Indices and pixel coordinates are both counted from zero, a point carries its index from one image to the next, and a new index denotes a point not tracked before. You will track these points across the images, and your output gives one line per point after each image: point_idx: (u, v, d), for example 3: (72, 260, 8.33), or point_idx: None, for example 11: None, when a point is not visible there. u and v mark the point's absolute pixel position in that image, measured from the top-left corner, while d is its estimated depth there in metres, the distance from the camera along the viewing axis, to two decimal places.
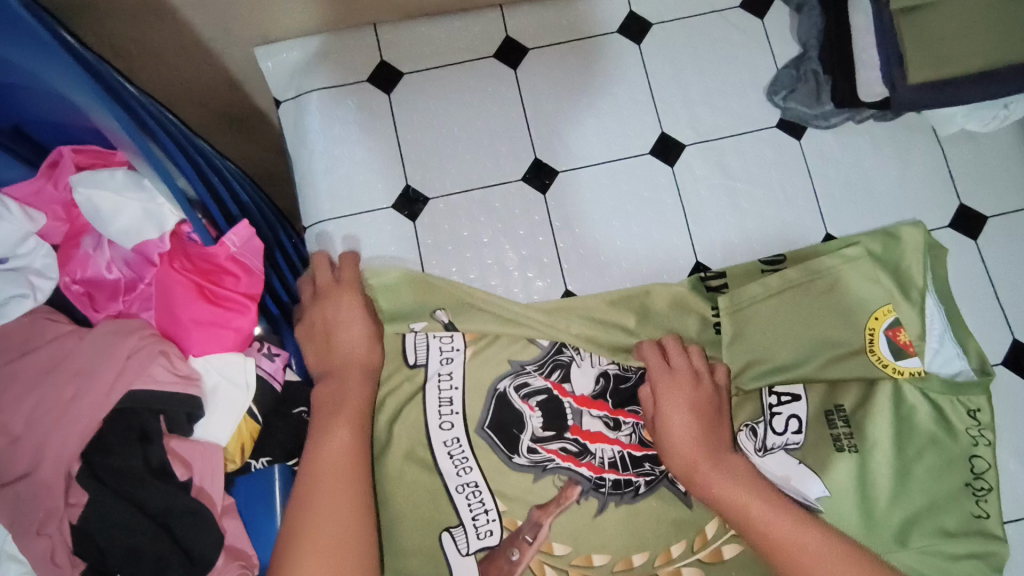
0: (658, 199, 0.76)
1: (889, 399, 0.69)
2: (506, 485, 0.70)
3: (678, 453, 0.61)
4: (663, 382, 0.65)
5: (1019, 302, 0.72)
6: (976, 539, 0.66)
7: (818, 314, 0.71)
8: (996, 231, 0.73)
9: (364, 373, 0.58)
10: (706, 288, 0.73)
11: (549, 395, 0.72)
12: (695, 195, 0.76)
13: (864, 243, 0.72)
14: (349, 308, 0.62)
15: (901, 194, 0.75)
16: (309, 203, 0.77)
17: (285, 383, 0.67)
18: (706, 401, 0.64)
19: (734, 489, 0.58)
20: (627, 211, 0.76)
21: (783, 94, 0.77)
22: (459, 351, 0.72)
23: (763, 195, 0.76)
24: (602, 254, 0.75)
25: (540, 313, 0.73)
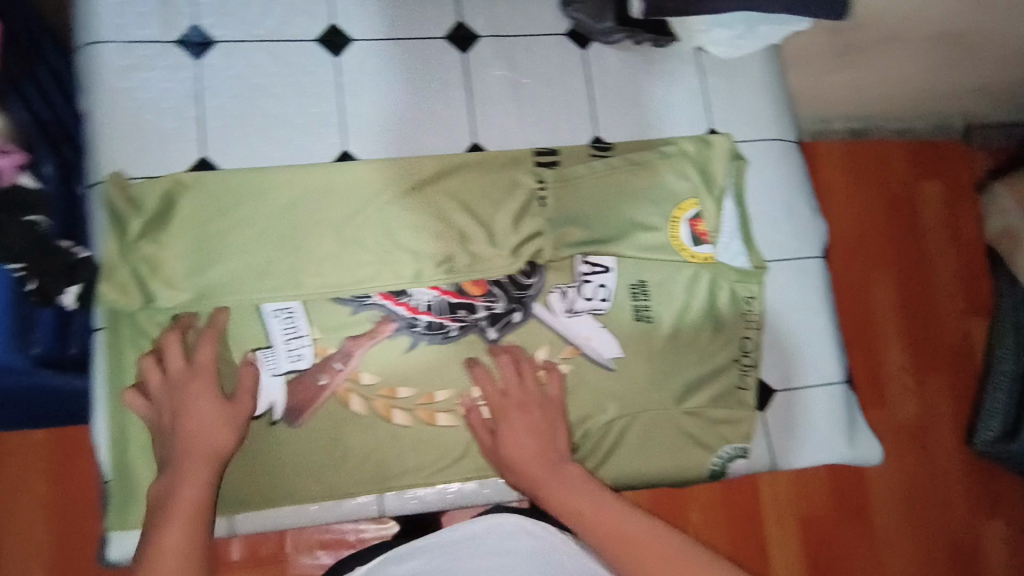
0: (446, 81, 0.78)
1: (686, 279, 0.80)
2: (322, 315, 0.72)
3: (526, 473, 0.69)
4: (506, 403, 0.71)
5: (783, 217, 0.83)
6: (734, 407, 0.77)
7: (636, 198, 0.79)
8: (771, 156, 0.85)
9: (216, 446, 0.63)
10: (537, 163, 0.78)
11: (382, 235, 0.73)
12: (480, 81, 0.79)
13: (680, 144, 0.81)
14: (205, 406, 0.64)
15: (666, 114, 0.84)
16: (85, 23, 0.72)
17: (16, 184, 0.63)
18: (542, 422, 0.71)
19: (579, 497, 0.66)
20: (462, 84, 0.79)
21: (574, 6, 0.81)
22: (319, 174, 0.73)
23: (547, 95, 0.81)
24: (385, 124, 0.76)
25: (385, 169, 0.74)
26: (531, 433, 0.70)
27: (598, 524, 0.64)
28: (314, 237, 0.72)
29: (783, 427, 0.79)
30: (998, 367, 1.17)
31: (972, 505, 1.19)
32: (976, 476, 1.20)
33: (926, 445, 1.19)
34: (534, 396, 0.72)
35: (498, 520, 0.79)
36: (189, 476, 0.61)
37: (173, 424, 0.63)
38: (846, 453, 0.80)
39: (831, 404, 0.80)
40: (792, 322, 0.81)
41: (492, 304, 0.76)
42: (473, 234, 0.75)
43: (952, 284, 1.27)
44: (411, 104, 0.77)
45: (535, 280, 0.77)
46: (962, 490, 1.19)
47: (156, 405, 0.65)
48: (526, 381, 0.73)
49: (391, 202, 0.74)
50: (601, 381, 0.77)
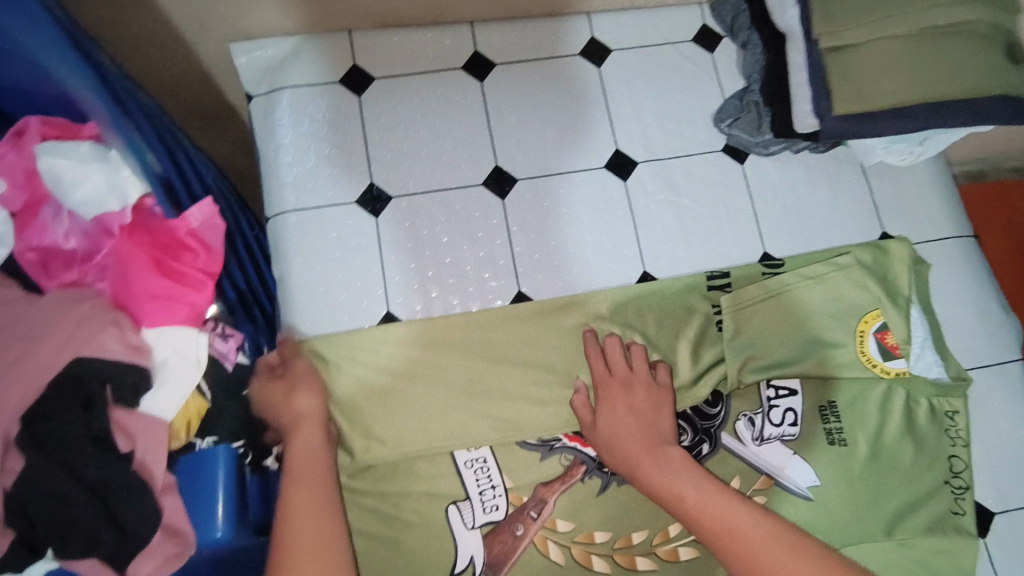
0: (610, 211, 0.80)
1: (879, 396, 0.75)
2: (510, 460, 0.73)
3: (618, 452, 0.66)
4: (602, 383, 0.70)
5: (976, 319, 0.78)
6: (952, 535, 0.71)
7: (816, 314, 0.76)
8: (954, 255, 0.80)
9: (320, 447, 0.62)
10: (709, 287, 0.77)
11: (567, 374, 0.73)
12: (644, 208, 0.80)
13: (856, 253, 0.78)
14: (310, 411, 0.65)
15: (834, 218, 0.81)
16: (273, 194, 0.78)
17: (236, 364, 0.68)
18: (644, 402, 0.68)
19: (679, 482, 0.63)
20: (625, 211, 0.80)
21: (728, 122, 0.82)
22: (499, 319, 0.74)
23: (709, 214, 0.80)
24: (555, 259, 0.78)
25: (561, 305, 0.75)
26: (626, 407, 0.68)
27: (680, 492, 0.62)
28: (501, 381, 0.73)
29: (1007, 553, 0.72)
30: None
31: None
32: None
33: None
34: (636, 376, 0.70)
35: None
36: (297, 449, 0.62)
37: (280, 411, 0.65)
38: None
39: None
40: (1001, 434, 0.75)
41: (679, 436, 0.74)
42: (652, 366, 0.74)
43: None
44: (578, 239, 0.79)
45: (720, 409, 0.75)
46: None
47: (269, 402, 0.66)
48: (633, 365, 0.71)
49: (570, 338, 0.74)
50: (804, 513, 0.72)
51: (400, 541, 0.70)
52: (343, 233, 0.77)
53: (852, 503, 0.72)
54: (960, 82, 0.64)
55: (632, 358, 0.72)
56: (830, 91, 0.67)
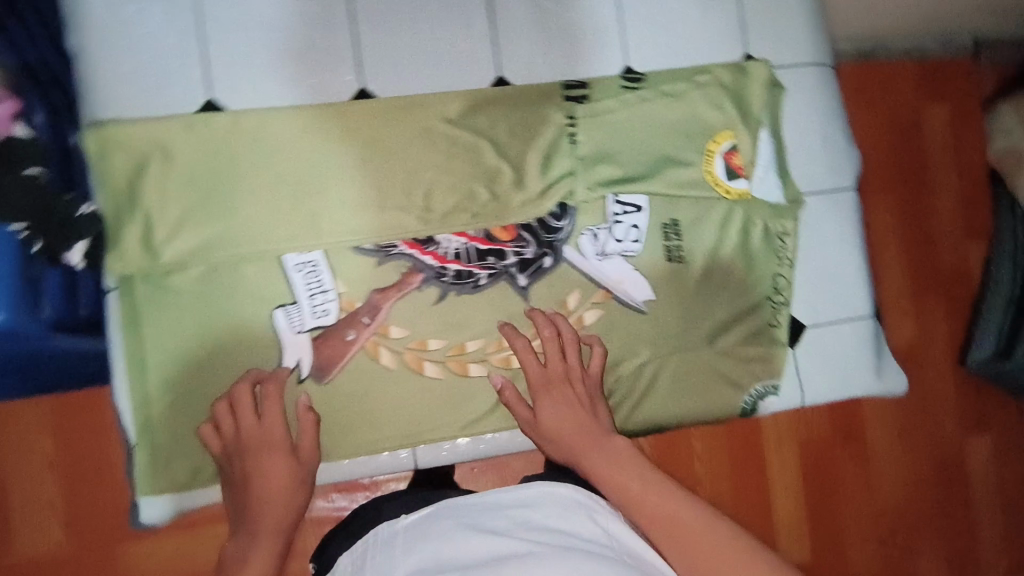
0: (467, 7, 0.73)
1: (720, 216, 0.76)
2: (345, 266, 0.69)
3: (563, 445, 0.68)
4: (540, 380, 0.70)
5: (821, 149, 0.80)
6: (764, 344, 0.77)
7: (669, 132, 0.75)
8: (809, 83, 0.80)
9: (286, 500, 0.63)
10: (566, 96, 0.73)
11: (410, 177, 0.70)
12: (504, 6, 0.74)
13: (716, 72, 0.77)
14: (280, 464, 0.63)
15: (699, 37, 0.78)
16: None
17: (13, 134, 0.60)
18: (582, 399, 0.69)
19: (620, 473, 0.64)
20: (483, 8, 0.73)
21: None
22: (334, 115, 0.68)
23: (573, 19, 0.75)
24: (403, 55, 0.71)
25: (405, 107, 0.70)
26: (568, 407, 0.69)
27: (619, 479, 0.63)
28: (336, 184, 0.68)
29: (813, 363, 0.79)
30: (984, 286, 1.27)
31: (962, 422, 1.29)
32: (964, 400, 1.28)
33: (921, 375, 1.27)
34: (574, 372, 0.70)
35: (551, 488, 0.61)
36: (263, 536, 0.61)
37: (251, 485, 0.62)
38: (872, 386, 0.80)
39: (861, 338, 0.80)
40: (823, 257, 0.80)
41: (521, 249, 0.73)
42: (498, 178, 0.72)
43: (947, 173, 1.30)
44: (430, 33, 0.72)
45: (566, 223, 0.74)
46: (950, 408, 1.28)
47: (227, 442, 0.63)
48: (569, 361, 0.71)
49: (414, 142, 0.70)
50: (633, 324, 0.75)
51: (220, 344, 0.66)
52: (150, 6, 0.66)
53: (683, 318, 0.76)
54: None
55: (567, 351, 0.71)
56: None
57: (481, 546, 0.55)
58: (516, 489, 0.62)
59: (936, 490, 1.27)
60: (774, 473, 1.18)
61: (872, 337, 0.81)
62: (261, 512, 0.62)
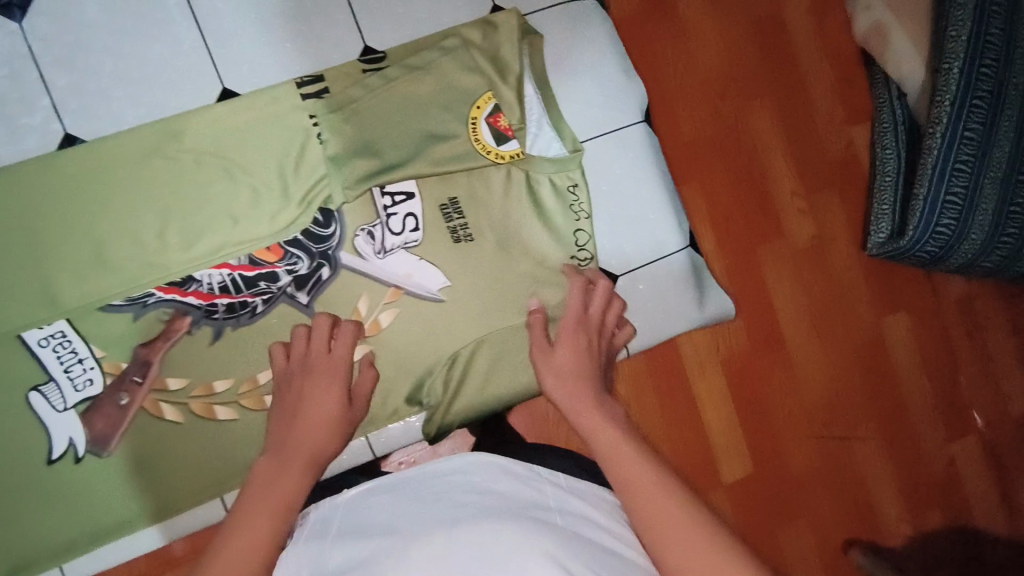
0: (168, 20, 0.66)
1: (499, 184, 0.73)
2: (98, 328, 0.64)
3: (564, 385, 0.62)
4: (572, 318, 0.67)
5: (593, 89, 0.76)
6: None
7: (424, 108, 0.70)
8: (566, 23, 0.76)
9: (332, 431, 0.59)
10: (302, 95, 0.68)
11: (147, 217, 0.65)
12: (210, 9, 0.67)
13: (462, 34, 0.72)
14: (329, 393, 0.60)
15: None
16: None
17: None
18: (597, 342, 0.67)
19: (606, 424, 0.57)
20: (186, 17, 0.67)
21: None
22: (41, 171, 0.63)
23: (293, 8, 0.69)
24: (108, 87, 0.65)
25: (122, 146, 0.65)
26: (585, 348, 0.65)
27: (610, 443, 0.55)
28: (64, 245, 0.63)
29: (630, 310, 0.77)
30: (882, 170, 1.08)
31: (875, 298, 1.13)
32: (877, 280, 1.13)
33: (824, 257, 1.10)
34: (597, 319, 0.68)
35: (486, 458, 0.62)
36: (293, 471, 0.54)
37: (300, 410, 0.59)
38: (696, 317, 0.79)
39: (674, 273, 0.78)
40: (620, 200, 0.77)
41: (294, 266, 0.69)
42: (246, 198, 0.67)
43: (820, 58, 1.11)
44: (133, 57, 0.66)
45: (335, 228, 0.70)
46: (866, 291, 1.13)
47: (292, 360, 0.63)
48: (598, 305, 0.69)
49: (144, 180, 0.65)
50: (433, 315, 0.72)
51: None
52: None
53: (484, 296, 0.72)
54: None
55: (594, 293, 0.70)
56: None
57: (411, 518, 0.53)
58: (443, 463, 0.62)
59: (883, 390, 1.12)
60: (708, 418, 1.04)
61: (687, 269, 0.79)
62: (291, 438, 0.56)
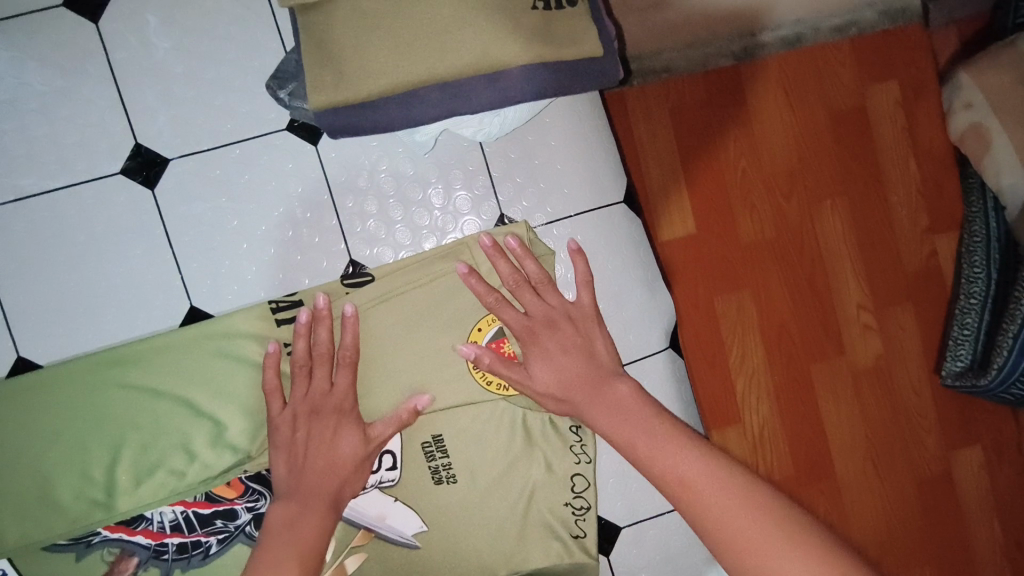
0: (140, 231, 0.61)
1: (492, 417, 0.65)
2: (40, 566, 0.59)
3: (568, 399, 0.61)
4: (536, 325, 0.61)
5: (610, 307, 0.67)
6: (566, 562, 0.66)
7: (414, 332, 0.63)
8: (586, 229, 0.67)
9: (337, 476, 0.59)
10: (276, 319, 0.62)
11: (99, 451, 0.60)
12: (185, 221, 0.61)
13: (465, 248, 0.64)
14: (347, 434, 0.60)
15: (438, 205, 0.65)
16: None
17: None
18: (579, 336, 0.62)
19: (643, 434, 0.57)
20: (159, 227, 0.61)
21: (289, 90, 0.61)
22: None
23: (278, 217, 0.63)
24: (69, 303, 0.60)
25: (76, 371, 0.59)
26: (565, 362, 0.61)
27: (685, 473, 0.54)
28: (7, 478, 0.58)
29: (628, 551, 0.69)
30: (969, 290, 1.15)
31: (950, 440, 1.20)
32: (954, 409, 1.21)
33: (889, 382, 1.18)
34: (555, 309, 0.62)
35: None
36: (311, 515, 0.57)
37: (307, 456, 0.59)
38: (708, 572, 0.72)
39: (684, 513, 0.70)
40: None
41: (255, 503, 0.62)
42: (208, 430, 0.61)
43: (907, 167, 1.19)
44: (99, 270, 0.60)
45: None
46: (933, 426, 1.20)
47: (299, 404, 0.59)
48: (546, 299, 0.62)
49: (100, 406, 0.60)
50: (406, 562, 0.64)
51: None
52: None
53: (465, 541, 0.65)
54: (459, 46, 0.47)
55: (542, 294, 0.62)
56: (307, 74, 0.50)
57: None
58: None
59: (927, 508, 1.18)
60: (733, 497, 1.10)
61: None
62: (308, 474, 0.58)
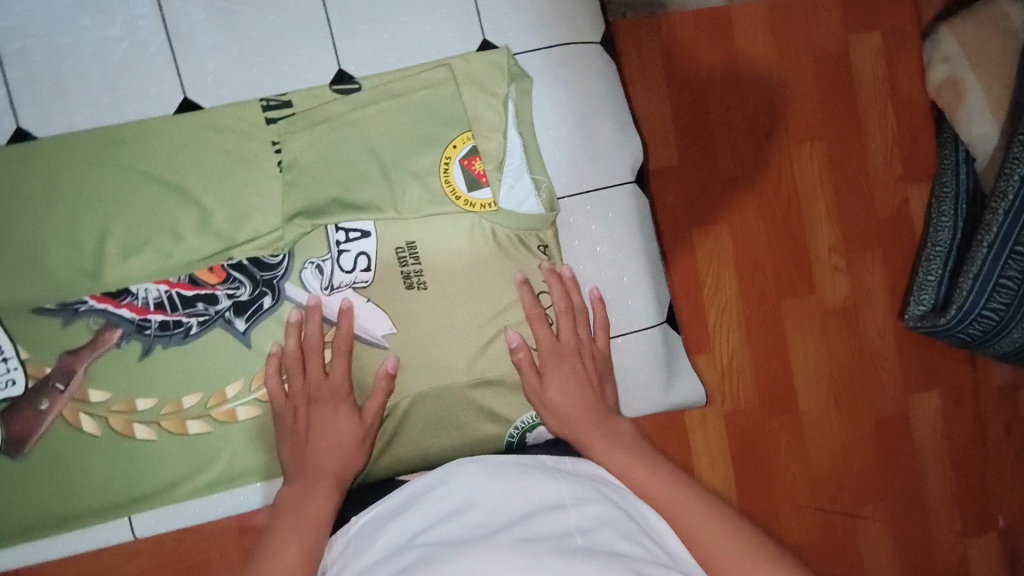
0: (139, 24, 0.65)
1: (464, 232, 0.68)
2: (27, 328, 0.63)
3: (569, 425, 0.65)
4: (554, 352, 0.67)
5: (582, 137, 0.70)
6: None
7: (396, 141, 0.67)
8: (563, 62, 0.70)
9: (334, 447, 0.62)
10: (266, 117, 0.66)
11: (90, 224, 0.63)
12: (184, 19, 0.65)
13: (448, 67, 0.68)
14: (339, 419, 0.63)
15: (423, 27, 0.69)
16: None
17: None
18: (590, 376, 0.67)
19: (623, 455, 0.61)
20: (158, 23, 0.65)
21: None
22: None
23: (271, 23, 0.66)
24: (68, 85, 0.64)
25: (75, 146, 0.63)
26: (574, 379, 0.66)
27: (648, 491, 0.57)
28: (0, 240, 0.62)
29: None
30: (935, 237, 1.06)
31: (903, 379, 1.09)
32: (914, 357, 1.10)
33: (857, 326, 1.07)
34: (578, 340, 0.68)
35: (460, 465, 0.57)
36: (319, 488, 0.60)
37: (309, 441, 0.63)
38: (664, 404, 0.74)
39: (646, 346, 0.73)
40: (596, 263, 0.71)
41: (235, 291, 0.66)
42: (194, 216, 0.65)
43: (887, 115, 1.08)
44: (98, 57, 0.64)
45: (283, 258, 0.67)
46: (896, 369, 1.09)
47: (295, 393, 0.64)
48: (579, 334, 0.69)
49: (92, 182, 0.63)
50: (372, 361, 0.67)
51: None
52: None
53: (431, 346, 0.68)
54: None
55: (577, 327, 0.69)
56: None
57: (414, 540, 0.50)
58: (425, 479, 0.57)
59: (891, 466, 1.08)
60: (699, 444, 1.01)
61: (663, 349, 0.74)
62: (308, 462, 0.62)
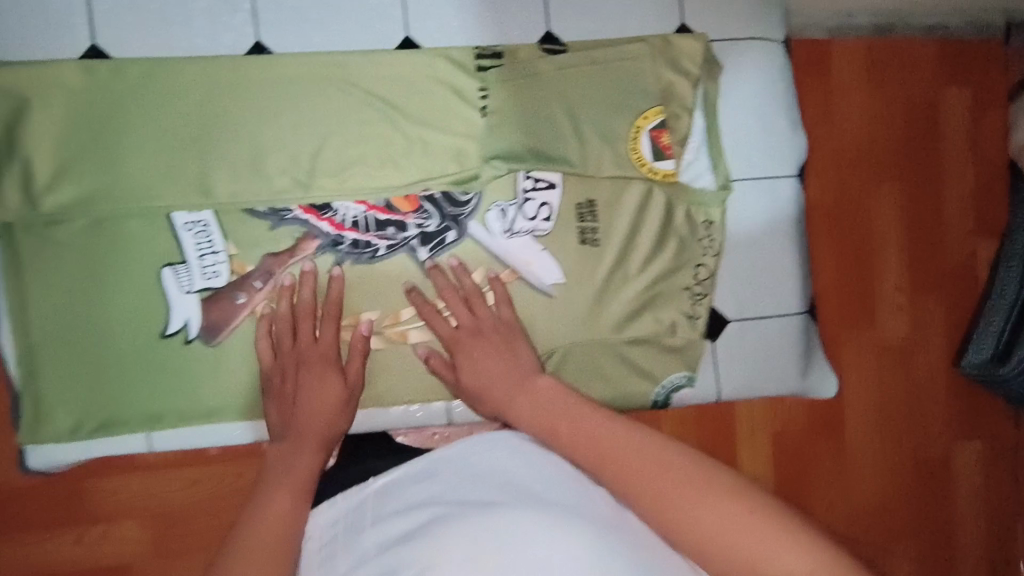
0: None
1: (641, 198, 0.72)
2: (237, 226, 0.68)
3: (490, 394, 0.61)
4: (467, 336, 0.64)
5: (758, 125, 0.75)
6: (676, 336, 0.73)
7: (592, 103, 0.71)
8: (750, 55, 0.75)
9: (330, 419, 0.61)
10: (477, 65, 0.71)
11: (309, 139, 0.68)
12: None
13: (646, 43, 0.73)
14: (330, 384, 0.62)
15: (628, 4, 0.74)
16: None
17: None
18: (509, 344, 0.63)
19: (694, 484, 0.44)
20: None
21: None
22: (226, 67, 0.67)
23: None
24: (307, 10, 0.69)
25: (304, 66, 0.68)
26: (490, 359, 0.62)
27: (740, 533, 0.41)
28: (225, 141, 0.67)
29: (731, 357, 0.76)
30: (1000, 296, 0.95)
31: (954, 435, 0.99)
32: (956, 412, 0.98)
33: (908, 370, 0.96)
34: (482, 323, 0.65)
35: (492, 440, 0.52)
36: (307, 455, 0.57)
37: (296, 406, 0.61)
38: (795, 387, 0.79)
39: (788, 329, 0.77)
40: (754, 243, 0.76)
41: (423, 222, 0.70)
42: (401, 145, 0.69)
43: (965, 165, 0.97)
44: None
45: (473, 197, 0.71)
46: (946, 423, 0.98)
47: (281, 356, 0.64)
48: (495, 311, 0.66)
49: (317, 102, 0.68)
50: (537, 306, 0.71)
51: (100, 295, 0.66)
52: None
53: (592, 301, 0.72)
54: None
55: (475, 309, 0.66)
56: None
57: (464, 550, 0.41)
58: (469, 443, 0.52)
59: (915, 527, 0.97)
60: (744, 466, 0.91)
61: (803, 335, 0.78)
62: (298, 429, 0.59)
